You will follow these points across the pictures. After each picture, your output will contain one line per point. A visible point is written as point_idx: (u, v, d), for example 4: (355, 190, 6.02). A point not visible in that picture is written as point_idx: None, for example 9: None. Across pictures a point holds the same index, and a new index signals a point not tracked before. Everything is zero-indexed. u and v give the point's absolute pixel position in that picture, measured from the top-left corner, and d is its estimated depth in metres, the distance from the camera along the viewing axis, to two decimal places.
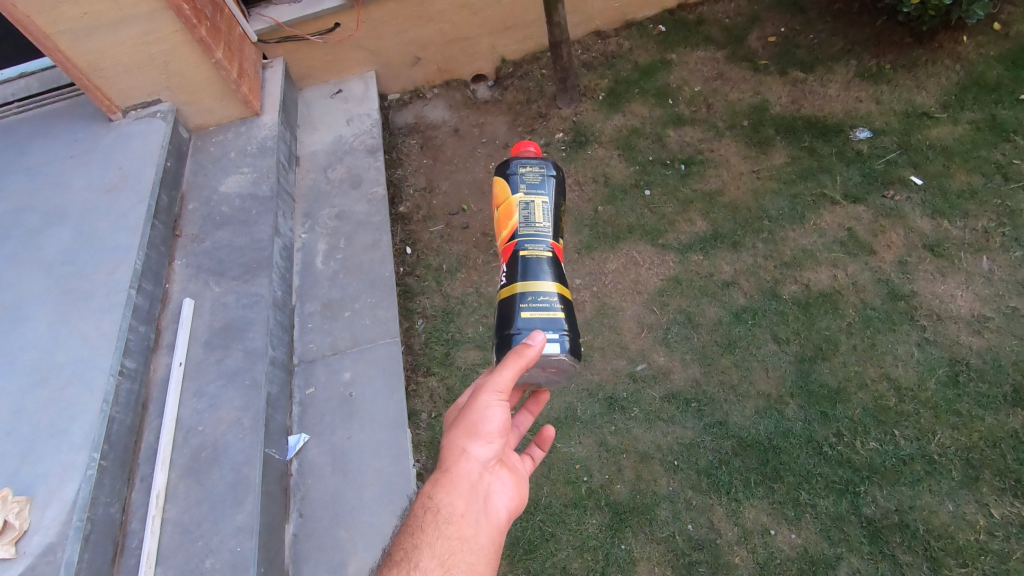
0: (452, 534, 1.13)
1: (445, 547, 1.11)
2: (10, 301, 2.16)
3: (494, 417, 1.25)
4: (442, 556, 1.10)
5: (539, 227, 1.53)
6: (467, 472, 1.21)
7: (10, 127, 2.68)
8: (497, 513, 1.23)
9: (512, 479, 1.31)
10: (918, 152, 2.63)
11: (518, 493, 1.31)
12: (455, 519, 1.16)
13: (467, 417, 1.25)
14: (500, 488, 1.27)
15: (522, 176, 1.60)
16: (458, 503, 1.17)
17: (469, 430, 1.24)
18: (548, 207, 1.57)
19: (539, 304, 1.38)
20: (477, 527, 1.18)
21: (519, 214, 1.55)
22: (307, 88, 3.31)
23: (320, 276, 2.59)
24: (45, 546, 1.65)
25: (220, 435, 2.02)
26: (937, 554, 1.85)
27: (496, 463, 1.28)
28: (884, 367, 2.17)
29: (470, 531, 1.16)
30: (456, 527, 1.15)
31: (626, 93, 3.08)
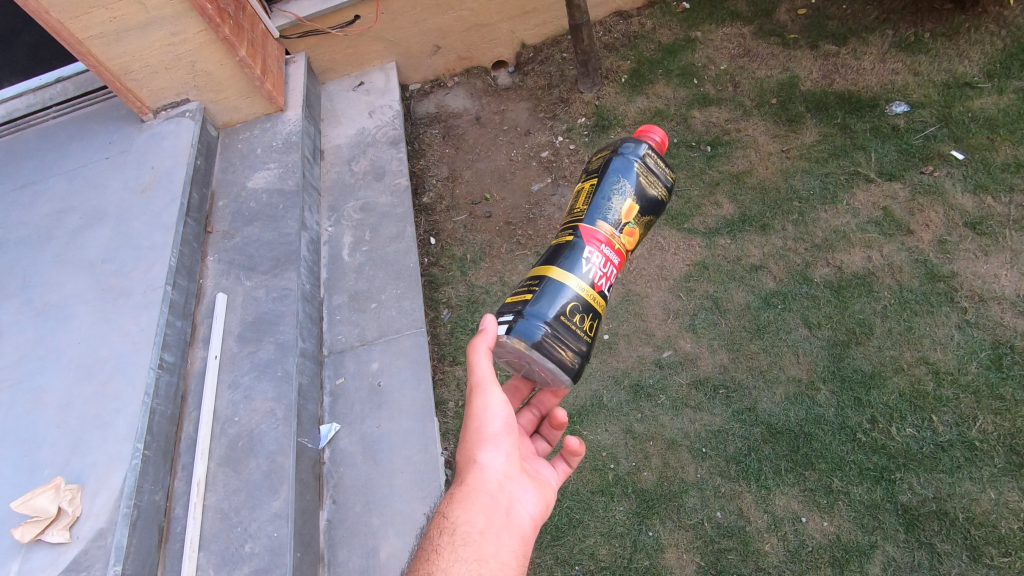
0: (473, 556, 1.15)
1: (466, 569, 1.13)
2: (56, 300, 2.25)
3: (499, 421, 1.31)
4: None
5: (576, 214, 1.45)
6: (485, 484, 1.26)
7: (48, 130, 2.78)
8: (518, 520, 1.26)
9: (532, 487, 1.35)
10: (959, 125, 2.51)
11: (542, 501, 1.35)
12: (474, 538, 1.18)
13: (476, 431, 1.31)
14: (521, 497, 1.30)
15: (590, 165, 1.56)
16: (475, 520, 1.20)
17: (478, 440, 1.30)
18: (613, 192, 1.43)
19: (528, 290, 1.33)
20: (498, 551, 1.18)
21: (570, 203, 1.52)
22: (329, 82, 3.34)
23: (347, 268, 2.63)
24: (97, 532, 1.74)
25: (255, 426, 2.09)
26: (977, 543, 1.80)
27: (513, 472, 1.33)
28: (921, 351, 2.10)
29: (489, 549, 1.18)
30: (476, 547, 1.17)
31: (649, 74, 3.01)
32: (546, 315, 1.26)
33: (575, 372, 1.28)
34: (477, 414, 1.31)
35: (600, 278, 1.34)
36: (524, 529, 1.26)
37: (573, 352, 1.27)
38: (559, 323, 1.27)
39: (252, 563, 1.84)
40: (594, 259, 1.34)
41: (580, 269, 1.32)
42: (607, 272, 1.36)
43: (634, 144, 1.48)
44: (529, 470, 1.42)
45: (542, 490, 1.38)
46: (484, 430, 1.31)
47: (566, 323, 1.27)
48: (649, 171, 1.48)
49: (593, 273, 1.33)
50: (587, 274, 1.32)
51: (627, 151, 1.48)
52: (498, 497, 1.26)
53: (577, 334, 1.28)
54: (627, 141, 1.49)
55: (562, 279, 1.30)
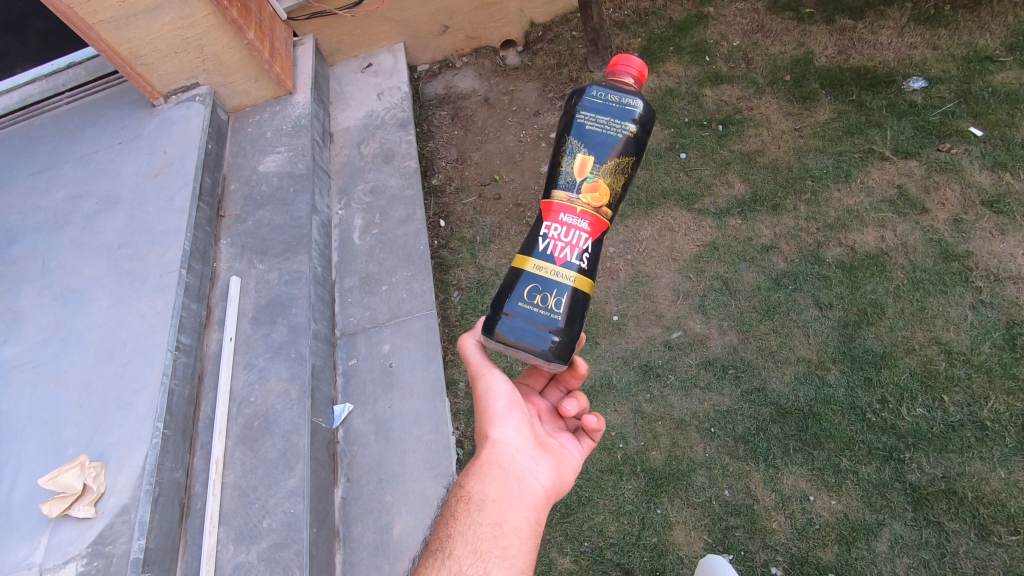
0: (487, 521, 1.22)
1: (480, 533, 1.20)
2: (75, 283, 2.30)
3: (503, 399, 1.36)
4: (477, 540, 1.19)
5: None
6: (498, 457, 1.30)
7: (62, 116, 2.81)
8: (534, 491, 1.28)
9: (550, 458, 1.37)
10: (978, 100, 2.45)
11: (557, 473, 1.36)
12: (488, 504, 1.24)
13: (486, 410, 1.37)
14: (536, 468, 1.33)
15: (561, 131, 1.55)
16: (487, 488, 1.26)
17: (488, 417, 1.36)
18: (566, 152, 1.40)
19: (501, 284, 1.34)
20: (512, 517, 1.22)
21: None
22: (338, 64, 3.33)
23: (358, 251, 2.65)
24: (121, 507, 1.80)
25: (270, 406, 2.13)
26: (986, 521, 1.80)
27: (529, 445, 1.36)
28: (934, 331, 2.08)
29: (504, 514, 1.23)
30: (489, 513, 1.23)
31: (660, 52, 2.96)
32: (511, 307, 1.26)
33: (548, 355, 1.24)
34: (484, 394, 1.37)
35: (559, 251, 1.27)
36: (540, 498, 1.28)
37: (538, 335, 1.23)
38: (518, 311, 1.25)
39: (270, 537, 1.90)
40: (550, 233, 1.29)
41: (536, 250, 1.29)
42: (569, 242, 1.28)
43: (584, 93, 1.46)
44: (551, 445, 1.44)
45: (562, 463, 1.40)
46: (491, 407, 1.36)
47: (525, 309, 1.25)
48: (606, 112, 1.43)
49: (551, 249, 1.28)
50: (544, 252, 1.28)
51: (579, 104, 1.46)
52: (512, 469, 1.30)
53: (542, 315, 1.24)
54: (580, 93, 1.47)
55: (520, 265, 1.29)
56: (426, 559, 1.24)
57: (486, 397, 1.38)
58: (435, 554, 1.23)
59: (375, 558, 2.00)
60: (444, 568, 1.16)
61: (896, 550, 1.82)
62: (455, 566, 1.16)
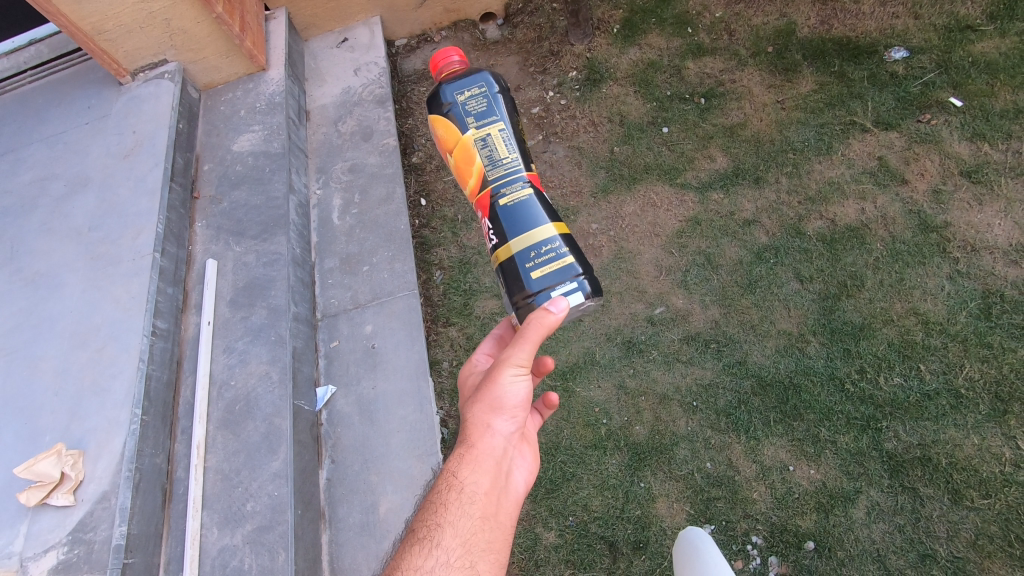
0: (477, 515, 1.17)
1: (469, 527, 1.15)
2: (45, 268, 2.24)
3: (514, 392, 1.26)
4: (465, 534, 1.14)
5: (508, 162, 1.46)
6: (492, 449, 1.23)
7: (25, 95, 2.70)
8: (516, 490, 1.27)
9: (531, 451, 1.34)
10: (959, 70, 2.45)
11: (535, 466, 1.35)
12: (479, 498, 1.19)
13: (492, 395, 1.25)
14: (521, 464, 1.30)
15: (463, 108, 1.55)
16: (481, 482, 1.19)
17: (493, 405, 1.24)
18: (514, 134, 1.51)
19: (552, 253, 1.32)
20: (500, 517, 1.20)
21: (479, 153, 1.47)
22: (313, 38, 3.22)
23: (337, 232, 2.61)
24: (101, 494, 1.78)
25: (251, 389, 2.11)
26: (959, 486, 1.85)
27: (517, 438, 1.31)
28: (912, 302, 2.10)
29: (493, 511, 1.20)
30: (479, 507, 1.18)
31: (642, 24, 2.91)
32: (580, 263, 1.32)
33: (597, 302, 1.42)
34: (499, 382, 1.24)
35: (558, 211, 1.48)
36: (520, 497, 1.28)
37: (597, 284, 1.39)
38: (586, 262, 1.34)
39: (255, 520, 1.89)
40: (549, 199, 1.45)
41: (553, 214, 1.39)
42: None
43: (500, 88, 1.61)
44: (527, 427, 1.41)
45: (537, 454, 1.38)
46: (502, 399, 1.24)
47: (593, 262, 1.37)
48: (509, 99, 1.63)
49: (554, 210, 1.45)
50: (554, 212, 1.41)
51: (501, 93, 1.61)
52: (502, 463, 1.24)
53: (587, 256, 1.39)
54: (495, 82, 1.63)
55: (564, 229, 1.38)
56: (407, 549, 1.15)
57: (494, 382, 1.25)
58: (418, 542, 1.15)
59: (362, 537, 2.01)
60: (430, 560, 1.10)
61: (872, 517, 1.86)
62: (442, 561, 1.10)
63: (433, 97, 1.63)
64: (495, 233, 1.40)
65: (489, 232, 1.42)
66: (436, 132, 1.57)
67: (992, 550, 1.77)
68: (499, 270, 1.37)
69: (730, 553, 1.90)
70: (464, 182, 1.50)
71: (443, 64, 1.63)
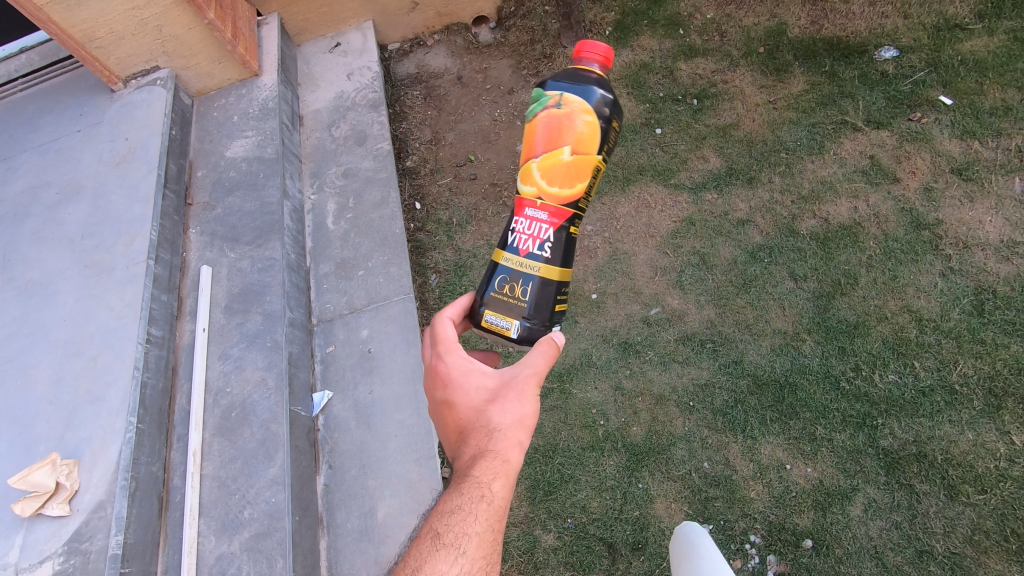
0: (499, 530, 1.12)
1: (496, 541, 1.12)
2: (38, 277, 2.23)
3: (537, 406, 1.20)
4: (486, 545, 1.11)
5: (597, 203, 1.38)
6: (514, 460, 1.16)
7: (17, 103, 2.69)
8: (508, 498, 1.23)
9: None
10: (948, 69, 2.46)
11: None
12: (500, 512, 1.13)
13: (522, 407, 1.17)
14: None
15: (613, 133, 1.38)
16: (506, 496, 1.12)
17: (521, 421, 1.16)
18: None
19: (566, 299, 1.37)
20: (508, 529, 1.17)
21: (592, 177, 1.34)
22: (305, 43, 3.22)
23: (332, 236, 2.60)
24: (97, 503, 1.77)
25: (247, 396, 2.10)
26: (955, 482, 1.86)
27: None
28: (905, 299, 2.12)
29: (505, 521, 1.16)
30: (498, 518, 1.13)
31: (634, 26, 2.92)
32: None
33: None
34: (529, 398, 1.18)
35: (523, 244, 1.31)
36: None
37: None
38: None
39: (252, 527, 1.89)
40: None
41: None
42: (530, 234, 1.31)
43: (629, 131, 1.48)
44: None
45: None
46: (533, 416, 1.17)
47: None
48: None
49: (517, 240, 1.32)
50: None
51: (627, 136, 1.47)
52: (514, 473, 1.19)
53: None
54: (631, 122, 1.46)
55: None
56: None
57: (524, 394, 1.18)
58: (441, 547, 1.11)
59: (360, 543, 2.01)
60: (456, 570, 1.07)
61: (869, 514, 1.87)
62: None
63: (596, 87, 1.38)
64: (549, 247, 1.30)
65: (543, 241, 1.30)
66: (574, 121, 1.34)
67: (988, 545, 1.78)
68: (534, 282, 1.28)
69: (729, 552, 1.90)
70: (552, 183, 1.31)
71: (600, 66, 1.41)
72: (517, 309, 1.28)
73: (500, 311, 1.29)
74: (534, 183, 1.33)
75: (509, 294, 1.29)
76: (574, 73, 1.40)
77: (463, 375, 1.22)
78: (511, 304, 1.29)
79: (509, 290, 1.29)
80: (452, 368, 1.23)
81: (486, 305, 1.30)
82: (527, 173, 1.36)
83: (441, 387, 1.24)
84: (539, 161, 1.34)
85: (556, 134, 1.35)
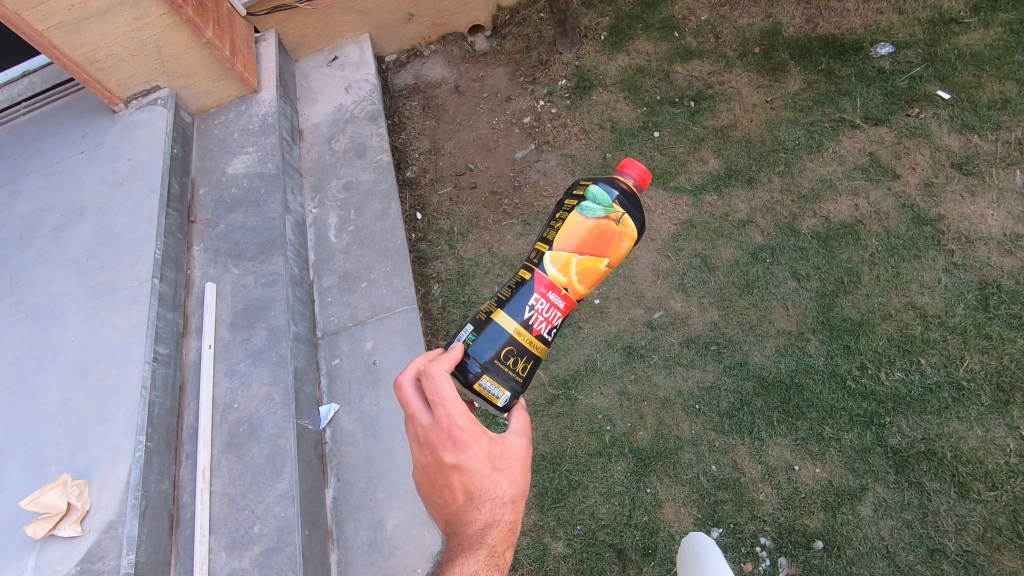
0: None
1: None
2: (45, 299, 2.25)
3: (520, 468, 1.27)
4: None
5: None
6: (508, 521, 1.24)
7: (21, 127, 2.72)
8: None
9: None
10: (945, 63, 2.46)
11: None
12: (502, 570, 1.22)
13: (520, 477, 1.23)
14: None
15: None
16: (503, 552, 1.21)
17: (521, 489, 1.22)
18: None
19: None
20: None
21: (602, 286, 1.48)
22: (303, 58, 3.25)
23: (334, 249, 2.62)
24: (107, 523, 1.78)
25: (254, 411, 2.11)
26: (965, 479, 1.85)
27: None
28: (909, 296, 2.11)
29: None
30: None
31: (629, 30, 2.92)
32: None
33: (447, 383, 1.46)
34: (527, 467, 1.24)
35: (538, 323, 1.36)
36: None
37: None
38: None
39: (262, 543, 1.89)
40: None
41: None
42: (546, 317, 1.37)
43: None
44: None
45: None
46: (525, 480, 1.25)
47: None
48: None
49: (532, 319, 1.36)
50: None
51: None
52: None
53: None
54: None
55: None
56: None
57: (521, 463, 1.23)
58: None
59: (370, 555, 2.01)
60: None
61: (879, 513, 1.86)
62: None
63: (642, 214, 1.50)
64: (555, 335, 1.39)
65: (552, 328, 1.38)
66: (624, 242, 1.46)
67: (1001, 542, 1.77)
68: (532, 360, 1.34)
69: (739, 555, 1.90)
70: (582, 282, 1.42)
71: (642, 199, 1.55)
72: (515, 383, 1.31)
73: (496, 378, 1.30)
74: (568, 274, 1.40)
75: (510, 365, 1.31)
76: (615, 185, 1.51)
77: (476, 441, 1.15)
78: (509, 374, 1.31)
79: (509, 360, 1.32)
80: (464, 433, 1.13)
81: (484, 369, 1.30)
82: (565, 259, 1.41)
83: (448, 448, 1.13)
84: (581, 258, 1.42)
85: (603, 242, 1.44)
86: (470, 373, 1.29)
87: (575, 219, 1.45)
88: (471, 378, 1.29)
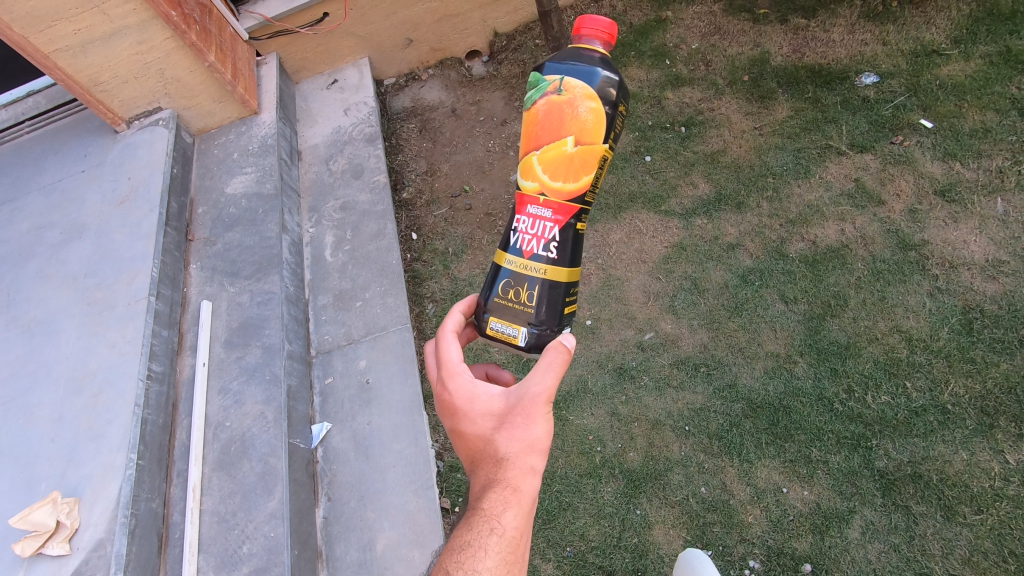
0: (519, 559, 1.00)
1: None
2: (41, 315, 2.27)
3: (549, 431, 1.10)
4: None
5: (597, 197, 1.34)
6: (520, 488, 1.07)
7: (24, 146, 2.77)
8: None
9: None
10: (928, 93, 2.53)
11: None
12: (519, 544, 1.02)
13: (527, 433, 1.06)
14: None
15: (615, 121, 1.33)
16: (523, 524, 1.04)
17: (528, 443, 1.06)
18: None
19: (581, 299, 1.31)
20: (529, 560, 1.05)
21: (597, 171, 1.29)
22: (303, 81, 3.33)
23: (330, 268, 2.65)
24: (96, 542, 1.77)
25: (247, 429, 2.12)
26: (951, 502, 1.86)
27: None
28: (894, 319, 2.14)
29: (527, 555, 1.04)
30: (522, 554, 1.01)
31: (623, 57, 3.00)
32: None
33: None
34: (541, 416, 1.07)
35: (526, 244, 1.24)
36: None
37: None
38: None
39: (251, 562, 1.89)
40: None
41: None
42: (535, 233, 1.24)
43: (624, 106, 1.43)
44: None
45: None
46: (546, 437, 1.06)
47: None
48: None
49: (520, 241, 1.25)
50: None
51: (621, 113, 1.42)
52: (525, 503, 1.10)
53: None
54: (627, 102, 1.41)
55: None
56: None
57: (524, 417, 1.07)
58: None
59: None
60: None
61: (867, 536, 1.87)
62: None
63: (593, 65, 1.32)
64: (549, 248, 1.23)
65: (549, 242, 1.24)
66: (579, 108, 1.28)
67: (987, 566, 1.77)
68: (541, 285, 1.23)
69: None
70: (556, 178, 1.26)
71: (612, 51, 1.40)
72: (524, 315, 1.22)
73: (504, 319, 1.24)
74: (537, 178, 1.27)
75: (515, 299, 1.23)
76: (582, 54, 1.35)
77: (471, 401, 1.14)
78: (519, 311, 1.23)
79: (514, 295, 1.23)
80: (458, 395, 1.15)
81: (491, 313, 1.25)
82: (528, 167, 1.30)
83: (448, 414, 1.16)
84: (542, 153, 1.29)
85: (557, 122, 1.29)
86: (481, 321, 1.26)
87: (531, 115, 1.34)
88: (483, 325, 1.25)
